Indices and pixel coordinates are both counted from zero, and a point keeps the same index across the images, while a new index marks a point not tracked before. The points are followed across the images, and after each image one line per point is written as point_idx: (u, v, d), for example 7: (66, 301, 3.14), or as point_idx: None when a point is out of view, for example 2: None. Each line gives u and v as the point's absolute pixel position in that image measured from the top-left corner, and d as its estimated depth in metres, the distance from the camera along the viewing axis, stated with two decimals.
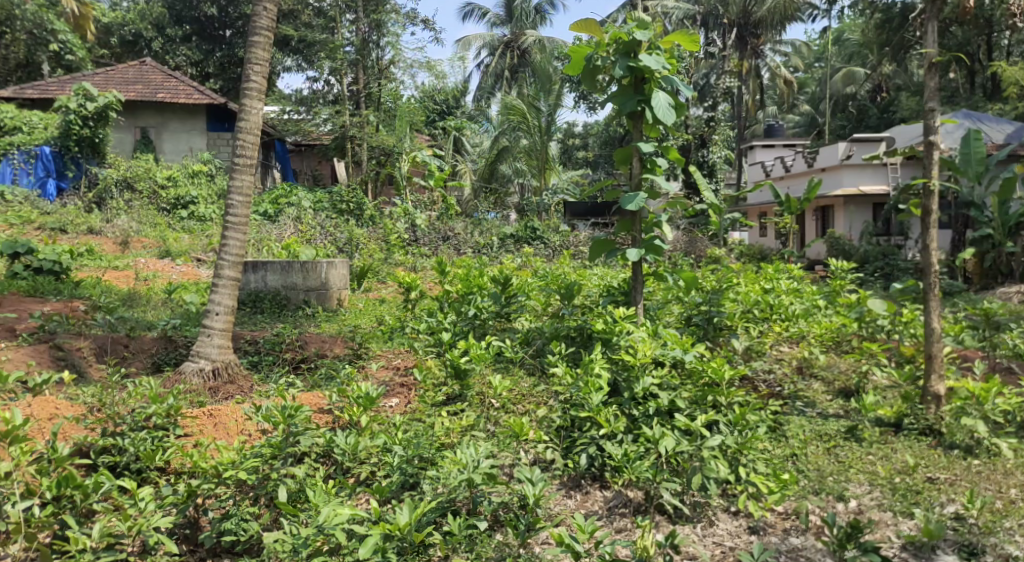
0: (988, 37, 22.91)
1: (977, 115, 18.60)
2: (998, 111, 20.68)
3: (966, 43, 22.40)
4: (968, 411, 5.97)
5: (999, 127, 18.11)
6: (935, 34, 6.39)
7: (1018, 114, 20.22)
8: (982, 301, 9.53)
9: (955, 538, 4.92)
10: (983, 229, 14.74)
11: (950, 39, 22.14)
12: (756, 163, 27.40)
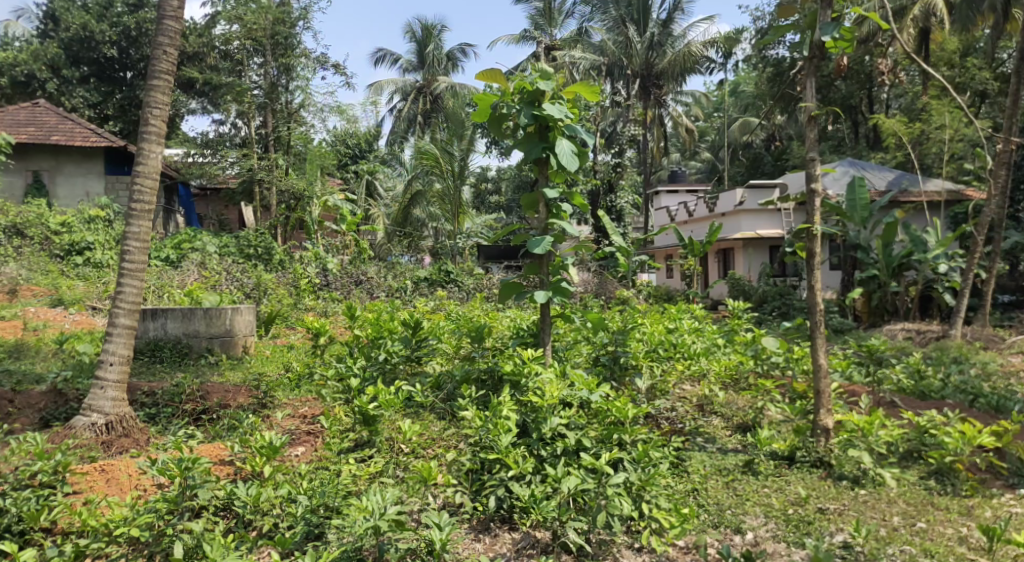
0: (869, 92, 24.83)
1: (861, 164, 19.89)
2: (880, 159, 22.28)
3: (849, 96, 24.11)
4: (854, 443, 6.46)
5: (881, 174, 19.40)
6: (813, 90, 6.94)
7: (899, 162, 21.87)
8: (865, 338, 10.19)
9: None
10: (869, 269, 15.54)
11: (835, 91, 23.79)
12: (661, 208, 28.38)
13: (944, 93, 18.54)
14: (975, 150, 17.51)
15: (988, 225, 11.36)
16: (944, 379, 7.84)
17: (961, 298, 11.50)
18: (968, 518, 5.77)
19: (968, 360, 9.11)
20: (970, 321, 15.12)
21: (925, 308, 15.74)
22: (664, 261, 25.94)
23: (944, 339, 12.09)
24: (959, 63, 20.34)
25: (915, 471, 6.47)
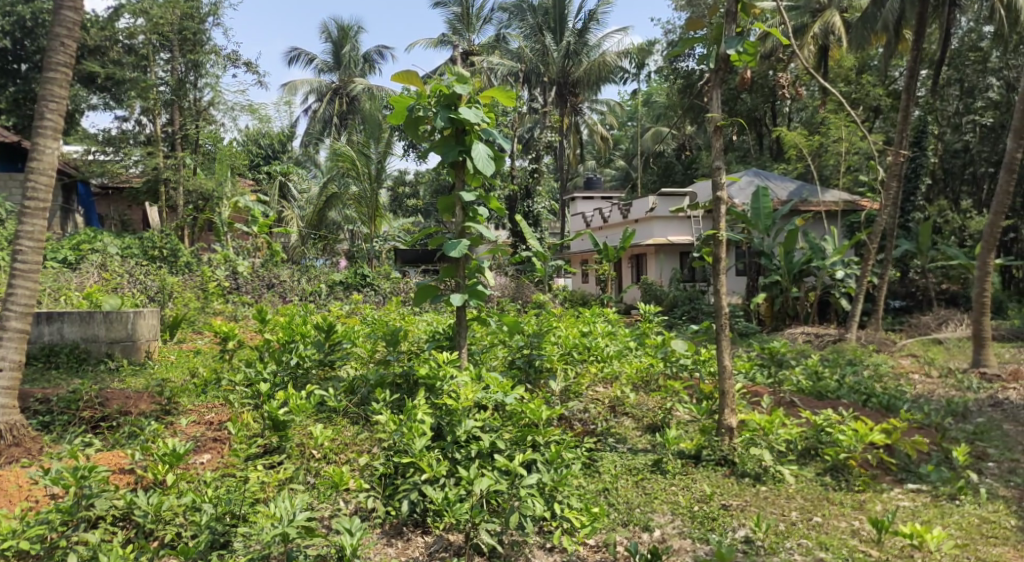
0: (772, 105, 26.01)
1: (766, 174, 20.77)
2: (783, 170, 23.33)
3: (754, 108, 25.18)
4: (756, 441, 6.84)
5: (784, 184, 20.29)
6: (718, 101, 7.23)
7: (800, 173, 22.96)
8: (767, 342, 10.64)
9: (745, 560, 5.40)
10: (772, 275, 16.22)
11: (741, 103, 24.81)
12: (578, 213, 28.87)
13: (841, 109, 19.59)
14: (870, 163, 18.56)
15: (881, 234, 12.06)
16: (840, 380, 8.24)
17: (856, 304, 12.15)
18: (860, 512, 6.12)
19: (861, 363, 9.62)
20: (864, 325, 16.02)
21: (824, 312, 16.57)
22: (580, 266, 26.41)
23: (841, 342, 12.77)
24: (856, 81, 21.54)
25: (812, 468, 6.81)
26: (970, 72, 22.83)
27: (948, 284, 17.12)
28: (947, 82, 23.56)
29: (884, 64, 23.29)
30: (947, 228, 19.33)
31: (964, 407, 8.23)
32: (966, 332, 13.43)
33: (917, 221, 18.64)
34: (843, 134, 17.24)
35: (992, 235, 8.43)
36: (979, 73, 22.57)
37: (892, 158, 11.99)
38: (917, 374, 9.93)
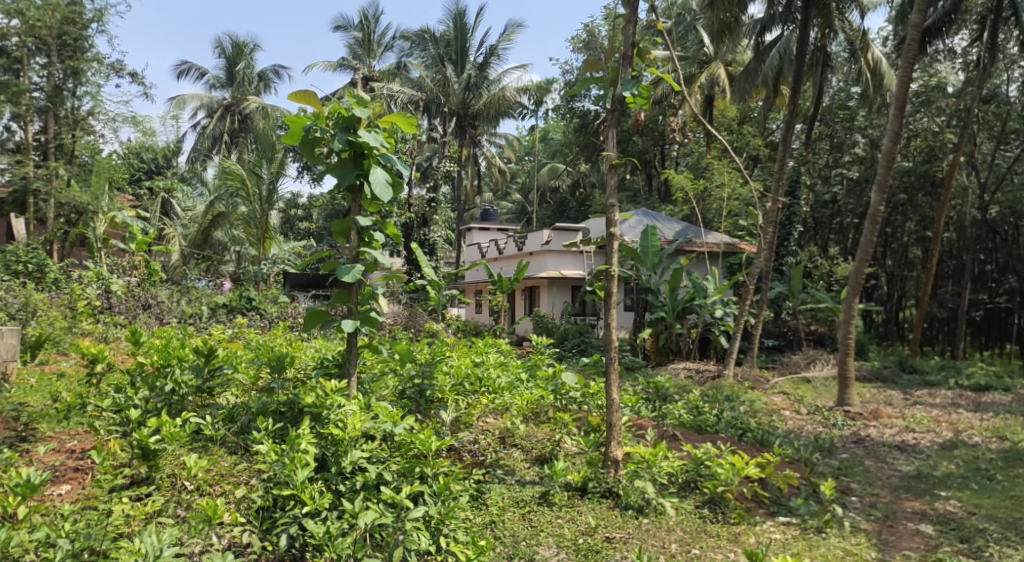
0: (660, 149, 27.30)
1: (653, 214, 21.66)
2: (669, 212, 24.43)
3: (645, 151, 26.37)
4: (640, 474, 7.01)
5: (669, 225, 21.21)
6: (614, 140, 7.49)
7: (685, 215, 24.12)
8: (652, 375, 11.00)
9: None
10: (657, 311, 16.82)
11: (632, 145, 25.91)
12: (472, 244, 29.06)
13: (724, 156, 20.81)
14: (749, 209, 19.72)
15: (757, 277, 12.75)
16: (719, 415, 8.59)
17: (734, 341, 12.76)
18: (735, 544, 6.35)
19: (739, 398, 10.08)
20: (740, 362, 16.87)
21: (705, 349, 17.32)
22: (474, 297, 26.51)
23: (719, 377, 13.38)
24: (737, 131, 22.98)
25: (692, 500, 7.03)
26: (838, 129, 24.82)
27: (815, 326, 18.32)
28: (818, 137, 25.52)
29: (762, 117, 24.96)
30: (816, 273, 20.74)
31: (830, 443, 8.77)
32: (831, 372, 14.37)
33: (790, 265, 19.93)
34: (725, 180, 18.28)
35: (856, 279, 9.07)
36: (846, 130, 24.57)
37: (770, 204, 12.74)
38: (787, 411, 10.50)
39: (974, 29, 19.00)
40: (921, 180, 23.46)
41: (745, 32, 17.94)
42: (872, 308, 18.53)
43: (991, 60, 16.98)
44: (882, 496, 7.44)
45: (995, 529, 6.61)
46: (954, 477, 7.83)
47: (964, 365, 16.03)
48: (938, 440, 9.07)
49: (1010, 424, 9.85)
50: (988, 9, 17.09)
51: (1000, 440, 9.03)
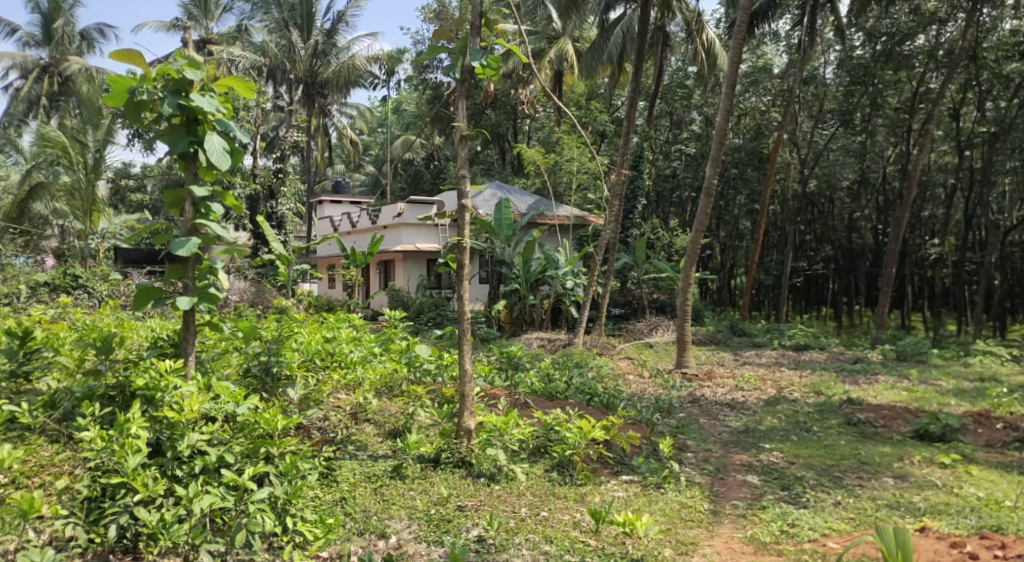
0: (513, 123, 27.78)
1: (507, 187, 21.99)
2: (523, 185, 24.93)
3: (497, 124, 26.62)
4: (492, 442, 7.14)
5: (522, 198, 21.61)
6: (464, 111, 7.47)
7: (537, 188, 24.73)
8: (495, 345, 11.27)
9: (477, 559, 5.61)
10: (511, 283, 17.14)
11: (485, 119, 26.17)
12: (325, 217, 28.42)
13: (573, 130, 21.31)
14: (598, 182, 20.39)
15: (604, 249, 13.19)
16: (569, 381, 8.91)
17: (583, 311, 13.19)
18: (581, 504, 6.63)
19: (585, 365, 10.51)
20: (589, 330, 17.56)
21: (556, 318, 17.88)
22: (328, 271, 25.99)
23: (569, 345, 13.85)
24: (585, 106, 23.70)
25: (541, 465, 7.26)
26: (677, 106, 25.85)
27: (657, 295, 19.31)
28: (659, 114, 26.66)
29: (607, 94, 26.00)
30: (657, 244, 21.81)
31: (669, 404, 9.30)
32: (672, 337, 15.30)
33: (634, 237, 20.86)
34: (574, 154, 18.76)
35: (692, 249, 9.57)
36: (683, 108, 25.80)
37: (616, 177, 13.12)
38: (631, 375, 11.04)
39: (796, 12, 19.86)
40: (751, 156, 25.13)
41: (588, 9, 18.32)
42: (709, 276, 19.84)
43: (810, 43, 18.25)
44: (714, 451, 7.99)
45: (811, 476, 7.27)
46: (777, 430, 8.54)
47: (787, 327, 17.47)
48: (764, 397, 9.86)
49: (825, 379, 10.88)
50: None
51: (815, 394, 9.94)
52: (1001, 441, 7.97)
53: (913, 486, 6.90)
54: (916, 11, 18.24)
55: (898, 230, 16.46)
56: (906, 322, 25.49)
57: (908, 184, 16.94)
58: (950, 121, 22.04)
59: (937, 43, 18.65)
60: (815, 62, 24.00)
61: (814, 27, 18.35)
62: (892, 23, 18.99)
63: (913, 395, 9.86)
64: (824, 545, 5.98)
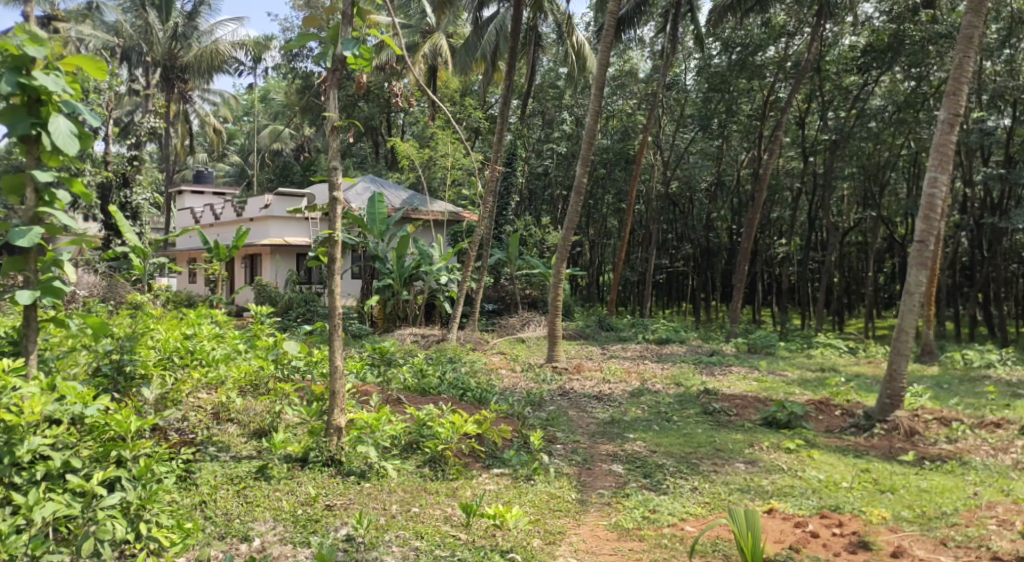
0: (386, 116, 27.56)
1: (381, 181, 21.76)
2: (396, 179, 24.75)
3: (371, 117, 26.27)
4: (363, 439, 7.05)
5: (397, 193, 21.45)
6: (335, 101, 7.29)
7: (411, 183, 24.64)
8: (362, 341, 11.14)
9: (344, 558, 5.52)
10: (385, 278, 16.95)
11: (358, 111, 25.82)
12: (184, 208, 27.05)
13: (447, 125, 21.28)
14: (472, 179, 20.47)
15: (478, 245, 13.24)
16: (442, 377, 8.91)
17: (457, 307, 13.20)
18: (452, 498, 6.65)
19: (459, 360, 10.56)
20: (463, 326, 17.65)
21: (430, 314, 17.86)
22: (189, 265, 24.78)
23: (443, 341, 13.86)
24: (459, 101, 23.76)
25: (413, 460, 7.22)
26: (548, 106, 26.78)
27: (529, 291, 19.67)
28: (532, 113, 27.19)
29: (481, 91, 26.26)
30: (530, 241, 22.24)
31: (539, 397, 9.49)
32: (543, 332, 15.68)
33: (508, 233, 21.11)
34: (449, 150, 18.76)
35: (563, 245, 9.77)
36: (556, 108, 26.57)
37: (490, 173, 13.25)
38: (504, 369, 11.22)
39: (660, 20, 20.78)
40: (618, 157, 26.28)
41: (462, 4, 18.35)
42: (579, 272, 20.44)
43: (672, 50, 19.13)
44: (582, 442, 8.24)
45: (671, 463, 7.64)
46: (640, 420, 8.91)
47: (650, 322, 18.27)
48: (628, 389, 10.27)
49: (684, 371, 11.48)
50: (670, 5, 19.14)
51: (675, 386, 10.47)
52: (838, 427, 8.69)
53: (762, 470, 7.39)
54: (767, 24, 19.62)
55: (750, 230, 17.54)
56: (758, 317, 27.29)
57: (760, 186, 18.07)
58: (797, 129, 23.74)
59: (785, 55, 20.18)
60: (677, 68, 25.15)
61: (676, 34, 19.24)
62: (746, 34, 20.25)
63: (762, 385, 10.59)
64: (682, 529, 6.31)
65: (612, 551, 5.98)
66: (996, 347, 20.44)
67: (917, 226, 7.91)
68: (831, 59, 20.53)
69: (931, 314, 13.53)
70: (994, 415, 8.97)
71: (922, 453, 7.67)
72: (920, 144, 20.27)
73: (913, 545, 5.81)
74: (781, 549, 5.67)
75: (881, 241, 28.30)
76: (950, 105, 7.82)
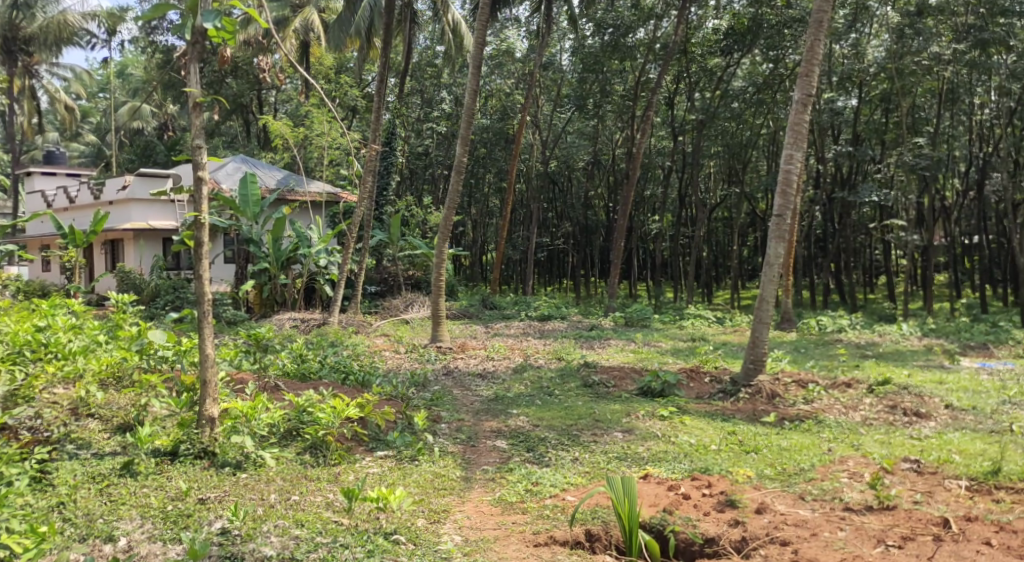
0: (258, 93, 26.64)
1: (253, 161, 21.00)
2: (270, 159, 23.96)
3: (240, 94, 25.28)
4: (238, 429, 6.81)
5: (270, 173, 20.83)
6: (196, 75, 6.95)
7: (286, 163, 23.97)
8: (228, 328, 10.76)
9: (219, 553, 5.27)
10: (260, 262, 16.46)
11: (226, 88, 24.81)
12: (35, 191, 25.20)
13: (321, 103, 20.67)
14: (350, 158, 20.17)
15: (358, 226, 12.99)
16: (322, 361, 8.75)
17: (337, 290, 12.86)
18: (334, 484, 6.53)
19: (341, 344, 10.39)
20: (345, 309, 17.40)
21: (310, 298, 17.51)
22: (41, 252, 23.15)
23: (324, 325, 13.56)
24: (333, 79, 23.18)
25: (293, 448, 7.05)
26: (427, 85, 26.81)
27: (413, 271, 19.58)
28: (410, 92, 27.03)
29: (357, 68, 25.72)
30: (413, 222, 22.11)
31: (423, 377, 9.47)
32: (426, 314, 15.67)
33: (389, 214, 20.85)
34: (324, 129, 18.25)
35: (445, 224, 9.73)
36: (433, 87, 26.61)
37: (368, 153, 12.97)
38: (387, 351, 11.11)
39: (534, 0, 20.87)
40: (499, 136, 26.65)
41: None
42: (462, 252, 20.51)
43: (547, 30, 19.27)
44: (466, 420, 8.29)
45: (552, 436, 7.80)
46: (523, 395, 9.07)
47: (532, 299, 18.62)
48: (512, 365, 10.42)
49: (565, 346, 11.75)
50: None
51: (557, 360, 10.72)
52: (708, 393, 9.14)
53: (638, 438, 7.67)
54: (636, 5, 20.08)
55: (626, 207, 18.07)
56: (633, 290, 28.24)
57: (634, 165, 18.57)
58: (667, 109, 24.60)
59: (654, 38, 20.62)
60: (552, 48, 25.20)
61: (551, 15, 19.42)
62: (616, 16, 20.37)
63: (638, 355, 11.01)
64: (563, 500, 6.47)
65: (495, 526, 6.04)
66: (849, 313, 22.12)
67: (776, 201, 8.35)
68: (697, 42, 20.95)
69: (791, 285, 14.44)
70: (845, 375, 9.72)
71: (783, 414, 8.17)
72: (778, 124, 21.50)
73: (776, 501, 6.18)
74: (656, 513, 5.91)
75: (743, 217, 29.98)
76: (803, 86, 8.25)
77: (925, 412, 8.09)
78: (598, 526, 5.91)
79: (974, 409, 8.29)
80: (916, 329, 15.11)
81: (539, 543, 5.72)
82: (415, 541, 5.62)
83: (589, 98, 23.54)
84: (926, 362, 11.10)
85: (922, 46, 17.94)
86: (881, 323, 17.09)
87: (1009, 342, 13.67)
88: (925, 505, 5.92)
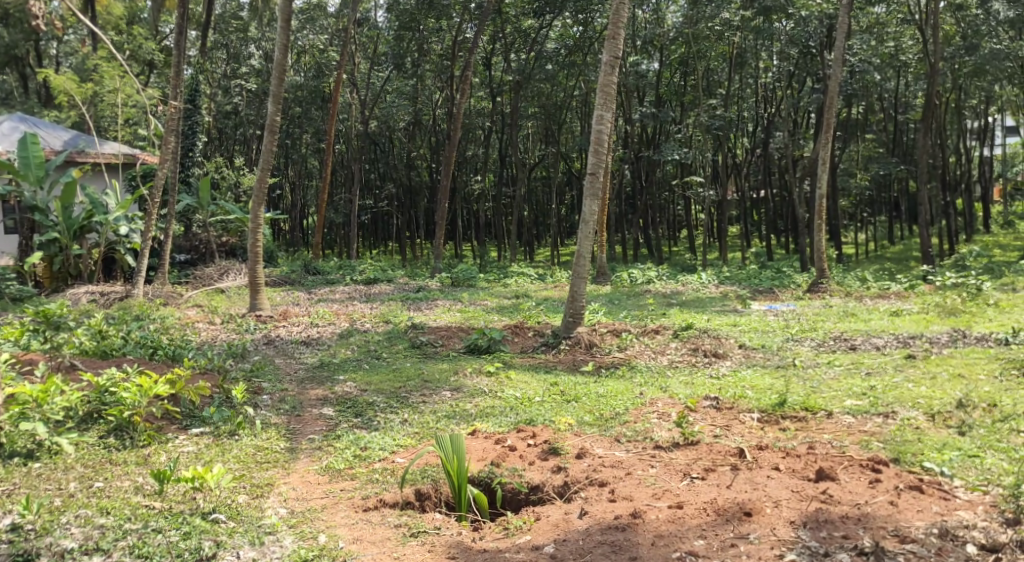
0: (36, 44, 24.21)
1: (34, 120, 19.07)
2: (55, 118, 21.88)
3: (14, 45, 22.89)
4: (28, 415, 6.17)
5: (55, 133, 18.99)
6: None
7: (73, 121, 21.99)
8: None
9: (9, 551, 4.73)
10: (47, 232, 15.05)
11: None
12: None
13: (111, 55, 19.18)
14: (147, 117, 18.99)
15: (161, 191, 11.98)
16: (127, 337, 8.20)
17: (139, 261, 11.73)
18: (144, 466, 6.11)
19: (148, 318, 9.81)
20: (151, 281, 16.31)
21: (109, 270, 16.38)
22: None
23: (126, 298, 12.54)
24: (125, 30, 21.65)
25: (94, 432, 6.54)
26: (232, 39, 26.01)
27: (226, 238, 18.73)
28: (214, 47, 26.46)
29: (152, 19, 23.98)
30: (223, 184, 21.00)
31: (242, 348, 9.09)
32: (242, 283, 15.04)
33: (195, 176, 19.79)
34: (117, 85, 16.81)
35: (260, 188, 9.27)
36: (239, 40, 26.13)
37: (167, 110, 12.08)
38: (201, 322, 10.55)
39: None
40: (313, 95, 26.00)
41: None
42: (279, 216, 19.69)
43: None
44: (289, 389, 8.06)
45: (381, 400, 7.76)
46: (350, 360, 8.96)
47: (355, 263, 18.34)
48: (337, 330, 10.24)
49: (392, 308, 11.70)
50: None
51: (384, 323, 10.67)
52: (532, 346, 9.51)
53: (466, 395, 7.81)
54: None
55: (448, 169, 18.02)
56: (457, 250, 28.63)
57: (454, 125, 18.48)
58: (483, 69, 24.96)
59: None
60: (366, 5, 24.46)
61: None
62: None
63: (465, 314, 11.19)
64: (392, 462, 6.47)
65: (323, 494, 5.91)
66: (655, 265, 23.67)
67: (590, 160, 8.70)
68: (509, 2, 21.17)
69: (603, 239, 15.14)
70: (654, 322, 10.41)
71: (599, 362, 8.64)
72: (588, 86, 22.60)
73: (594, 445, 6.52)
74: (483, 466, 6.08)
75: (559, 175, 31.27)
76: (611, 49, 8.59)
77: (722, 352, 8.86)
78: (427, 486, 5.98)
79: (762, 347, 9.17)
80: (713, 277, 16.43)
81: (368, 507, 5.66)
82: (236, 518, 5.34)
83: (406, 57, 23.41)
84: (722, 307, 12.15)
85: (714, 12, 19.21)
86: (683, 273, 18.36)
87: (789, 286, 15.21)
88: (723, 438, 6.47)
